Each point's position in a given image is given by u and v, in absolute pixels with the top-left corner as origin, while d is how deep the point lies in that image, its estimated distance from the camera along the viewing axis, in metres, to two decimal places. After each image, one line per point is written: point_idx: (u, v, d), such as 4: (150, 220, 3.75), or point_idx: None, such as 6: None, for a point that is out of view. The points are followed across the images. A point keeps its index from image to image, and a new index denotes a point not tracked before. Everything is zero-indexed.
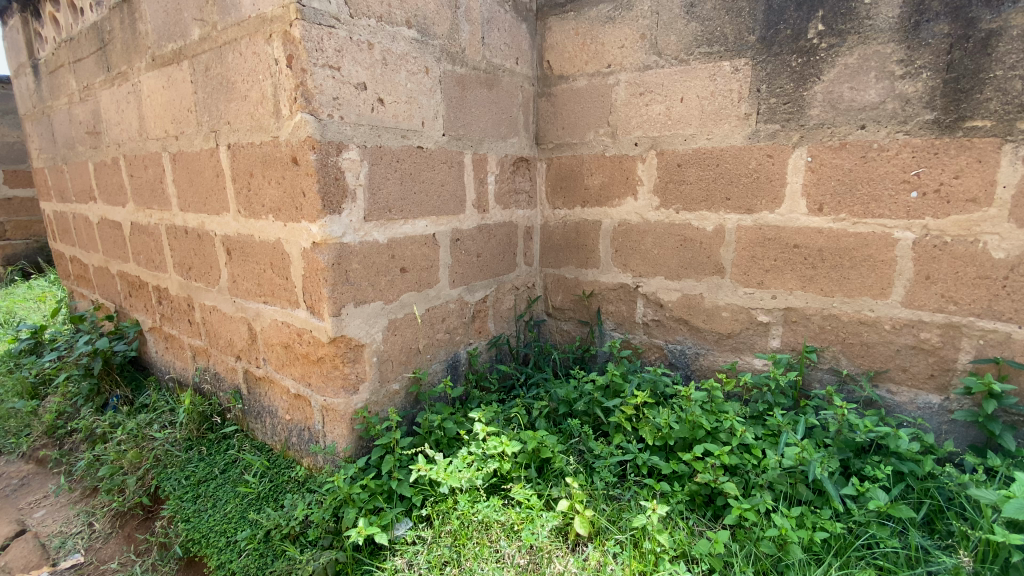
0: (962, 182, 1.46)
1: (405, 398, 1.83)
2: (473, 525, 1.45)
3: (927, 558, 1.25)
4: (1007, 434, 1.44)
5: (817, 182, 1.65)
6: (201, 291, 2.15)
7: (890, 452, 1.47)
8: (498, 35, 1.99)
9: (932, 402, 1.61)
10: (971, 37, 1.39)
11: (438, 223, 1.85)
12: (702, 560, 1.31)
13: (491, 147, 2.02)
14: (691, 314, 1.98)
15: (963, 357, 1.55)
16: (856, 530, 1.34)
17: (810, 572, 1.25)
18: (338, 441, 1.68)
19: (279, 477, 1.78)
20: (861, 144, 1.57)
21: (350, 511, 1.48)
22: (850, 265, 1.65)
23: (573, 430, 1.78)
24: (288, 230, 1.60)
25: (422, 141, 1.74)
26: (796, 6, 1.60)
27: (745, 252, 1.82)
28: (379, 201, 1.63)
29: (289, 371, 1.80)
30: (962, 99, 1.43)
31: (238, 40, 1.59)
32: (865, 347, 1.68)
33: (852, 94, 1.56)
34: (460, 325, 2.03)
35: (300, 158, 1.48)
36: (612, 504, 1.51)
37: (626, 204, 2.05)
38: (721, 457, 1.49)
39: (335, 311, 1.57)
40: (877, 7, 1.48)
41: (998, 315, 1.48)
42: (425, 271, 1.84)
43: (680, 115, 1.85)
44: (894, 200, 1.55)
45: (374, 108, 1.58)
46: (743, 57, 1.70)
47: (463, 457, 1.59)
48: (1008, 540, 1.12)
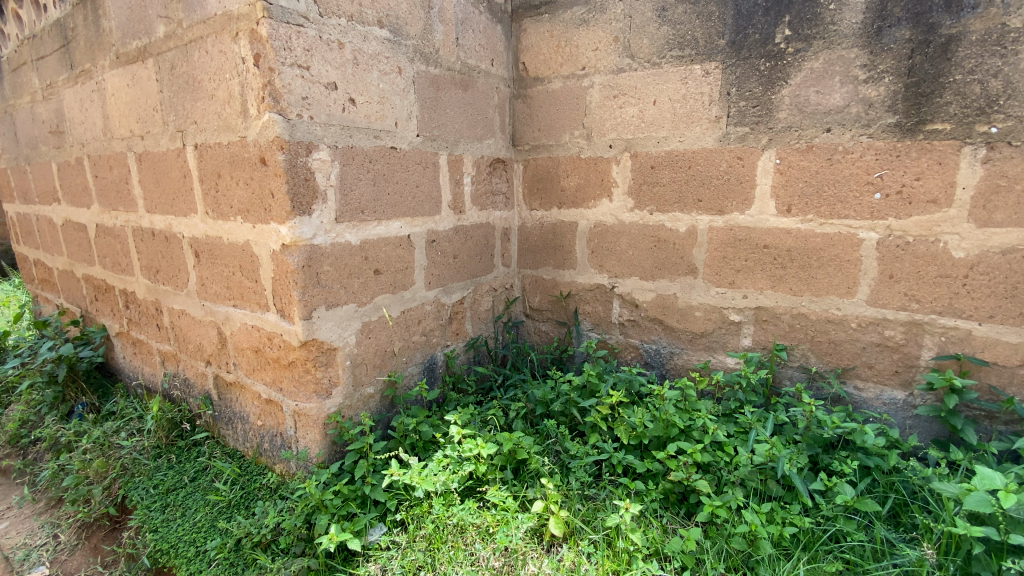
0: (923, 183, 1.50)
1: (380, 402, 1.81)
2: (448, 529, 1.44)
3: (892, 551, 1.28)
4: (969, 428, 1.49)
5: (785, 184, 1.68)
6: (169, 294, 2.09)
7: (857, 448, 1.51)
8: (472, 36, 1.98)
9: (897, 398, 1.65)
10: (931, 42, 1.43)
11: (413, 224, 1.83)
12: (675, 558, 1.32)
13: (466, 149, 2.01)
14: (666, 314, 2.00)
15: (926, 353, 1.59)
16: (824, 525, 1.36)
17: (780, 567, 1.27)
18: (311, 447, 1.65)
19: (251, 484, 1.74)
20: (828, 146, 1.60)
21: (322, 517, 1.46)
22: (818, 265, 1.69)
23: (549, 431, 1.78)
24: (256, 231, 1.57)
25: (395, 142, 1.72)
26: (764, 12, 1.63)
27: (717, 252, 1.84)
28: (352, 202, 1.61)
29: (261, 376, 1.76)
30: (923, 103, 1.47)
31: (204, 38, 1.55)
32: (833, 345, 1.72)
33: (818, 97, 1.59)
34: (436, 327, 2.02)
35: (269, 159, 1.45)
36: (587, 504, 1.51)
37: (602, 206, 2.06)
38: (694, 455, 1.50)
39: (306, 314, 1.54)
40: (841, 13, 1.52)
41: (958, 312, 1.52)
42: (400, 273, 1.82)
43: (652, 118, 1.87)
44: (858, 201, 1.59)
45: (345, 108, 1.56)
46: (714, 61, 1.72)
47: (438, 460, 1.57)
48: (970, 533, 1.16)
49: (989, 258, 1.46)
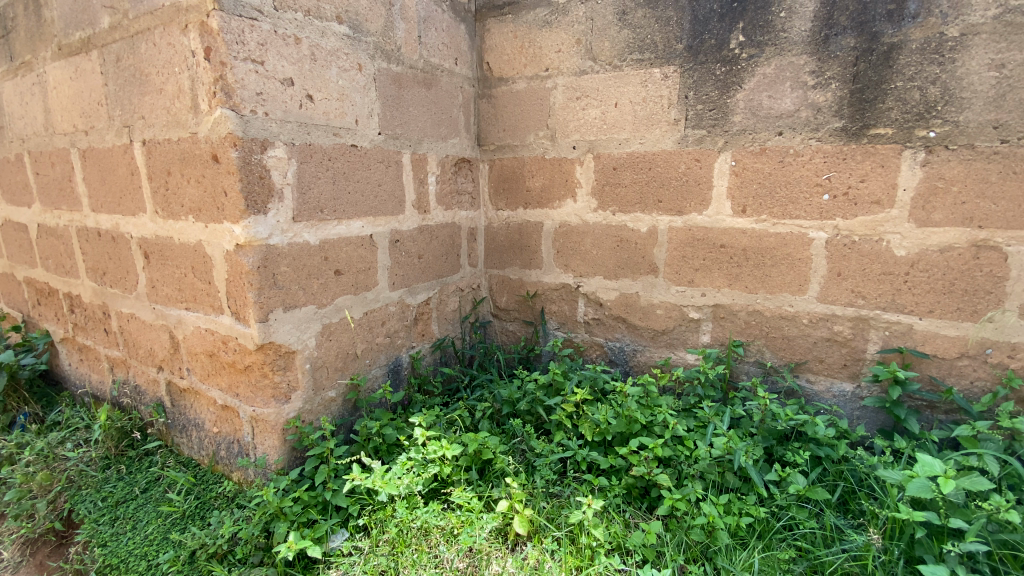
0: (867, 185, 1.57)
1: (342, 406, 1.77)
2: (412, 532, 1.42)
3: (841, 536, 1.34)
4: (911, 417, 1.56)
5: (740, 185, 1.74)
6: (117, 297, 1.99)
7: (809, 439, 1.57)
8: (435, 34, 1.97)
9: (845, 390, 1.73)
10: (874, 50, 1.50)
11: (375, 224, 1.80)
12: (636, 552, 1.35)
13: (430, 148, 1.99)
14: (629, 312, 2.04)
15: (872, 347, 1.66)
16: (778, 514, 1.41)
17: (736, 556, 1.31)
18: (269, 453, 1.60)
19: (207, 493, 1.68)
20: (779, 149, 1.66)
21: (281, 525, 1.42)
22: (771, 263, 1.75)
23: (515, 430, 1.79)
24: (209, 231, 1.52)
25: (356, 140, 1.69)
26: (719, 18, 1.67)
27: (676, 252, 1.89)
28: (310, 200, 1.57)
29: (216, 381, 1.70)
30: (867, 108, 1.54)
31: (151, 30, 1.49)
32: (786, 340, 1.79)
33: (770, 102, 1.65)
34: (401, 328, 1.99)
35: (221, 155, 1.40)
36: (552, 501, 1.52)
37: (566, 206, 2.08)
38: (655, 449, 1.53)
39: (262, 317, 1.49)
40: (791, 21, 1.58)
41: (901, 307, 1.60)
42: (362, 273, 1.79)
43: (614, 120, 1.90)
44: (808, 202, 1.65)
45: (302, 104, 1.52)
46: (673, 65, 1.77)
47: (402, 463, 1.55)
48: (912, 518, 1.21)
49: (928, 256, 1.54)
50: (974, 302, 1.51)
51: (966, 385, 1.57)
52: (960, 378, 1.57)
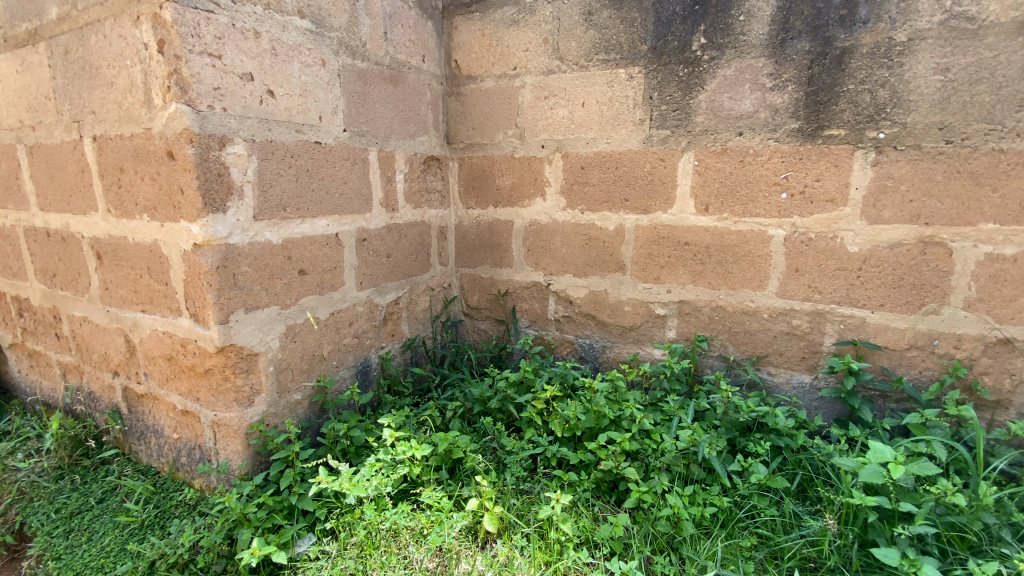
0: (822, 184, 1.63)
1: (308, 408, 1.74)
2: (381, 534, 1.40)
3: (799, 523, 1.39)
4: (864, 407, 1.63)
5: (703, 184, 1.78)
6: (68, 300, 1.91)
7: (770, 430, 1.62)
8: (402, 31, 1.94)
9: (804, 382, 1.79)
10: (828, 54, 1.56)
11: (341, 222, 1.77)
12: (604, 545, 1.37)
13: (398, 145, 1.96)
14: (598, 309, 2.06)
15: (828, 340, 1.73)
16: (741, 503, 1.45)
17: (701, 545, 1.34)
18: (232, 459, 1.56)
19: (167, 502, 1.62)
20: (740, 149, 1.71)
21: (245, 531, 1.38)
22: (733, 260, 1.80)
23: (486, 429, 1.79)
24: (165, 231, 1.47)
25: (320, 137, 1.65)
26: (681, 20, 1.71)
27: (643, 250, 1.93)
28: (271, 198, 1.54)
29: (175, 386, 1.65)
30: (821, 110, 1.59)
31: (102, 21, 1.43)
32: (747, 335, 1.84)
33: (731, 103, 1.70)
34: (369, 328, 1.97)
35: (176, 152, 1.36)
36: (522, 498, 1.53)
37: (536, 205, 2.09)
38: (622, 443, 1.55)
39: (222, 319, 1.45)
40: (749, 24, 1.63)
41: (854, 302, 1.67)
42: (328, 272, 1.75)
43: (582, 119, 1.92)
44: (768, 201, 1.71)
45: (262, 100, 1.48)
46: (637, 66, 1.80)
47: (371, 465, 1.53)
48: (865, 502, 1.26)
49: (879, 252, 1.61)
50: (921, 296, 1.59)
51: (915, 374, 1.65)
52: (910, 368, 1.65)
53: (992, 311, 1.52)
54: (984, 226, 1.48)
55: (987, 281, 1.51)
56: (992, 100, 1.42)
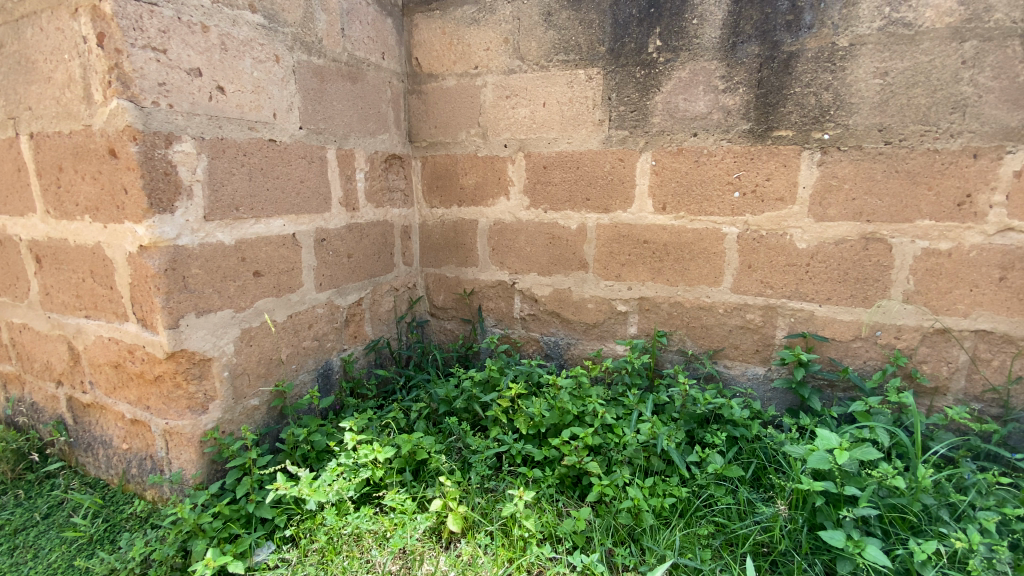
0: (772, 183, 1.70)
1: (267, 414, 1.69)
2: (343, 539, 1.38)
3: (753, 510, 1.44)
4: (814, 396, 1.71)
5: (660, 184, 1.83)
6: (6, 307, 1.80)
7: (726, 421, 1.67)
8: (360, 27, 1.91)
9: (758, 373, 1.86)
10: (776, 58, 1.62)
11: (298, 222, 1.73)
12: (567, 539, 1.39)
13: (357, 143, 1.93)
14: (563, 307, 2.09)
15: (780, 333, 1.80)
16: (698, 493, 1.49)
17: (660, 536, 1.38)
18: (186, 468, 1.51)
19: (117, 515, 1.55)
20: (695, 149, 1.76)
21: (199, 542, 1.34)
22: (690, 257, 1.85)
23: (451, 429, 1.78)
24: (109, 232, 1.41)
25: (274, 135, 1.61)
26: (638, 23, 1.75)
27: (605, 248, 1.96)
28: (223, 198, 1.49)
29: (123, 394, 1.58)
30: (770, 111, 1.65)
31: (37, 13, 1.35)
32: (704, 329, 1.90)
33: (685, 104, 1.74)
34: (330, 331, 1.93)
35: (119, 150, 1.31)
36: (486, 497, 1.53)
37: (499, 204, 2.09)
38: (585, 439, 1.58)
39: (171, 323, 1.40)
40: (702, 28, 1.68)
41: (803, 296, 1.74)
42: (285, 274, 1.71)
43: (543, 119, 1.94)
44: (721, 200, 1.76)
45: (212, 96, 1.44)
46: (596, 67, 1.82)
47: (332, 470, 1.50)
48: (813, 487, 1.31)
49: (826, 248, 1.68)
50: (865, 289, 1.67)
51: (860, 364, 1.73)
52: (855, 359, 1.73)
53: (929, 303, 1.61)
54: (921, 222, 1.57)
55: (924, 274, 1.60)
56: (927, 102, 1.51)
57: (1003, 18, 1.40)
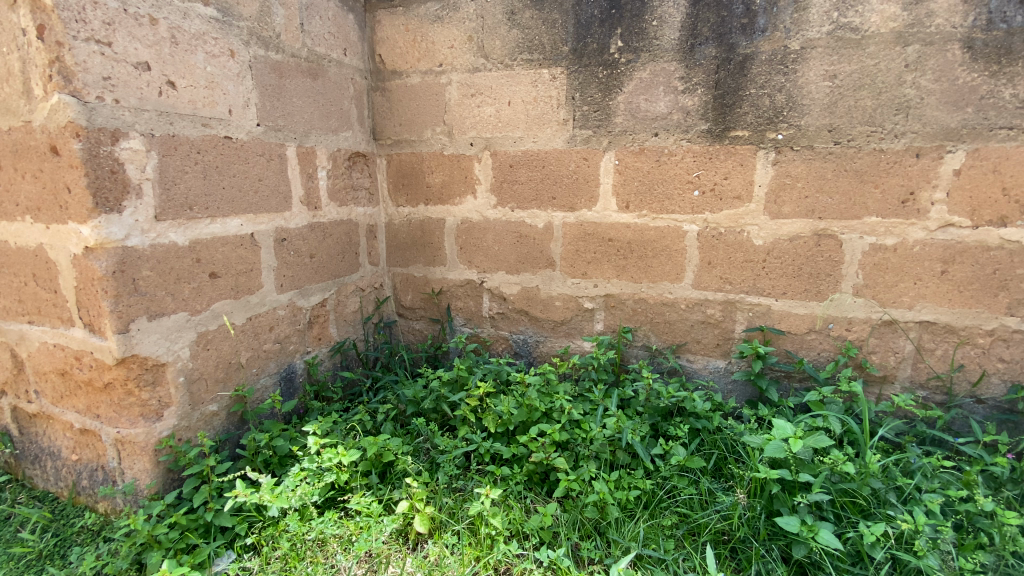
0: (730, 182, 1.75)
1: (227, 420, 1.64)
2: (307, 545, 1.36)
3: (714, 499, 1.48)
4: (771, 387, 1.77)
5: (624, 183, 1.86)
6: None
7: (689, 414, 1.71)
8: (320, 22, 1.87)
9: (720, 366, 1.91)
10: (732, 60, 1.67)
11: (257, 222, 1.68)
12: (534, 535, 1.40)
13: (319, 141, 1.89)
14: (531, 305, 2.10)
15: (739, 327, 1.86)
16: (662, 484, 1.53)
17: (625, 528, 1.41)
18: (140, 478, 1.45)
19: (67, 529, 1.48)
20: (656, 149, 1.79)
21: (154, 554, 1.30)
22: (653, 254, 1.89)
23: (419, 430, 1.77)
24: (51, 233, 1.35)
25: (230, 132, 1.56)
26: (600, 23, 1.77)
27: (571, 246, 1.98)
28: (175, 197, 1.44)
29: (71, 403, 1.51)
30: (727, 112, 1.70)
31: None
32: (668, 325, 1.94)
33: (647, 105, 1.78)
34: (293, 333, 1.88)
35: (61, 147, 1.25)
36: (454, 496, 1.53)
37: (466, 203, 2.08)
38: (552, 435, 1.59)
39: (121, 328, 1.35)
40: (662, 30, 1.71)
41: (761, 291, 1.80)
42: (243, 275, 1.66)
43: (508, 118, 1.94)
44: (682, 199, 1.81)
45: (162, 92, 1.39)
46: (559, 66, 1.84)
47: (295, 475, 1.46)
48: (769, 475, 1.36)
49: (781, 244, 1.74)
50: (818, 284, 1.74)
51: (815, 356, 1.80)
52: (810, 351, 1.80)
53: (877, 296, 1.69)
54: (869, 219, 1.64)
55: (872, 269, 1.67)
56: (873, 104, 1.58)
57: (943, 24, 1.48)
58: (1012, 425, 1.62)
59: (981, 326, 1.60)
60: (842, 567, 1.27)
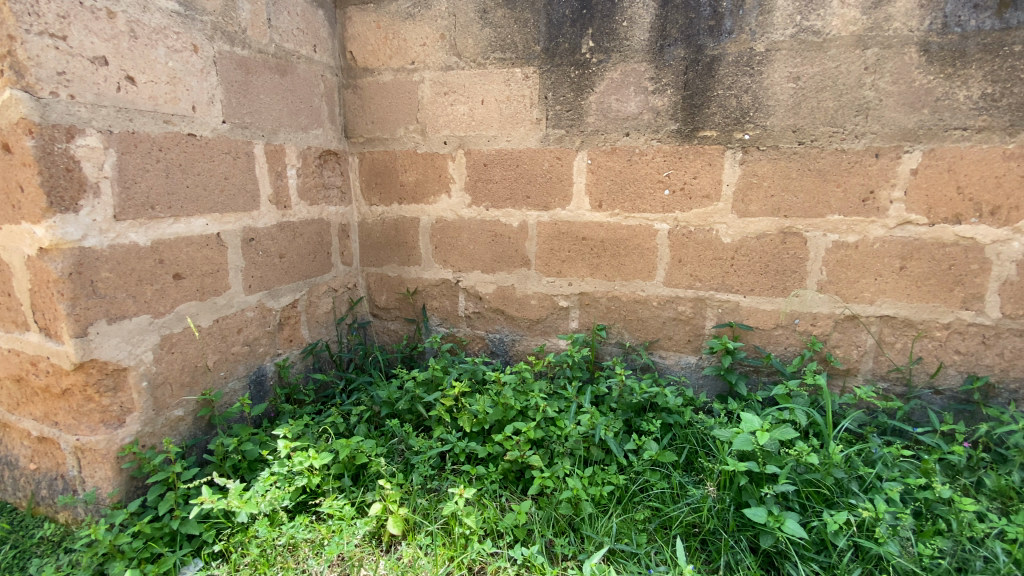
0: (699, 182, 1.78)
1: (194, 425, 1.60)
2: (277, 551, 1.33)
3: (685, 492, 1.51)
4: (740, 382, 1.81)
5: (596, 182, 1.88)
6: None
7: (662, 409, 1.74)
8: (288, 18, 1.84)
9: (691, 362, 1.95)
10: (700, 61, 1.70)
11: (223, 221, 1.64)
12: (508, 533, 1.41)
13: (288, 139, 1.86)
14: (506, 304, 2.10)
15: (709, 323, 1.90)
16: (635, 479, 1.55)
17: (598, 523, 1.42)
18: (102, 486, 1.40)
19: (25, 541, 1.42)
20: (627, 149, 1.82)
21: (117, 565, 1.26)
22: (625, 253, 1.91)
23: (393, 431, 1.75)
24: (3, 234, 1.29)
25: (194, 129, 1.52)
26: (571, 23, 1.78)
27: (545, 245, 1.99)
28: (135, 196, 1.39)
29: (28, 410, 1.45)
30: (696, 112, 1.73)
31: None
32: (641, 322, 1.97)
33: (618, 105, 1.80)
34: (263, 335, 1.85)
35: (13, 145, 1.21)
36: (428, 497, 1.52)
37: (440, 202, 2.07)
38: (527, 433, 1.60)
39: (79, 332, 1.30)
40: (631, 30, 1.73)
41: (730, 288, 1.84)
42: (209, 276, 1.62)
43: (481, 116, 1.94)
44: (652, 198, 1.84)
45: (121, 87, 1.34)
46: (532, 66, 1.84)
47: (264, 479, 1.44)
48: (737, 468, 1.39)
49: (748, 242, 1.79)
50: (784, 280, 1.79)
51: (782, 351, 1.85)
52: (777, 345, 1.85)
53: (840, 292, 1.75)
54: (832, 217, 1.70)
55: (835, 265, 1.73)
56: (835, 106, 1.63)
57: (900, 28, 1.53)
58: (968, 414, 1.69)
59: (937, 320, 1.67)
60: (807, 556, 1.31)
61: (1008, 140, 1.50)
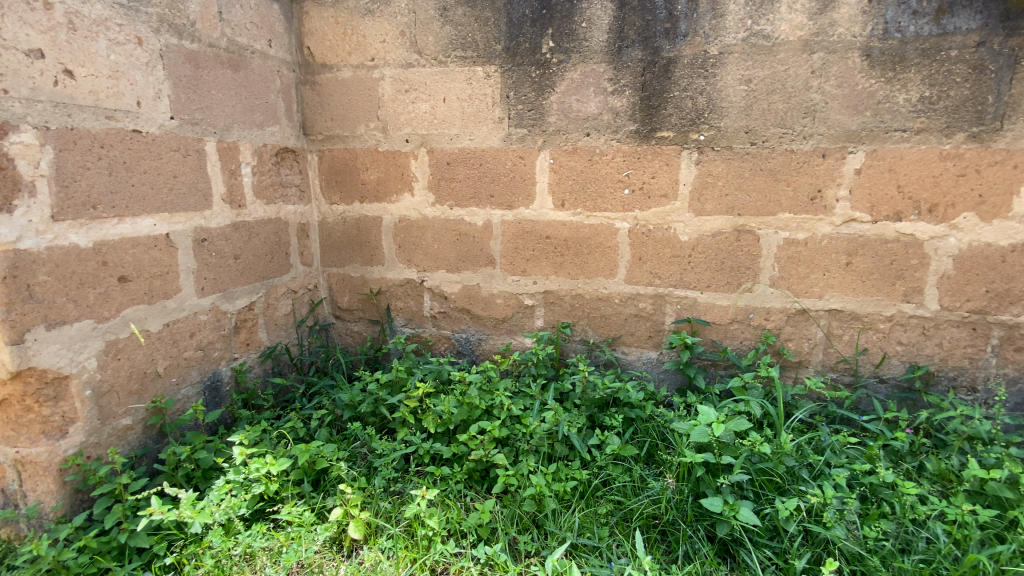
0: (657, 181, 1.82)
1: (144, 434, 1.54)
2: (232, 561, 1.30)
3: (645, 485, 1.54)
4: (698, 375, 1.86)
5: (558, 181, 1.90)
6: None
7: (624, 404, 1.78)
8: (241, 11, 1.78)
9: (652, 358, 1.99)
10: (657, 63, 1.74)
11: (172, 221, 1.58)
12: (471, 533, 1.41)
13: (242, 136, 1.80)
14: (471, 303, 2.10)
15: (669, 319, 1.94)
16: (598, 473, 1.58)
17: (561, 519, 1.44)
18: (44, 500, 1.33)
19: None
20: (588, 149, 1.84)
21: None
22: (588, 251, 1.94)
23: (356, 434, 1.73)
24: None
25: (139, 125, 1.46)
26: (531, 23, 1.79)
27: (509, 244, 2.00)
28: (76, 195, 1.33)
29: None
30: (653, 113, 1.77)
31: None
32: (604, 319, 2.00)
33: (578, 105, 1.82)
34: (218, 338, 1.79)
35: None
36: (392, 500, 1.51)
37: (403, 201, 2.05)
38: (492, 432, 1.60)
39: (14, 339, 1.23)
40: (590, 31, 1.76)
41: (688, 285, 1.89)
42: (158, 279, 1.56)
43: (443, 115, 1.93)
44: (613, 197, 1.87)
45: (58, 81, 1.28)
46: (493, 64, 1.85)
47: (219, 488, 1.40)
48: (694, 459, 1.43)
49: (705, 239, 1.84)
50: (739, 277, 1.85)
51: (738, 344, 1.91)
52: (733, 340, 1.91)
53: (791, 287, 1.82)
54: (783, 215, 1.76)
55: (787, 261, 1.80)
56: (784, 108, 1.69)
57: (844, 33, 1.60)
58: (911, 402, 1.79)
59: (881, 313, 1.76)
60: (760, 542, 1.36)
61: (943, 141, 1.60)
